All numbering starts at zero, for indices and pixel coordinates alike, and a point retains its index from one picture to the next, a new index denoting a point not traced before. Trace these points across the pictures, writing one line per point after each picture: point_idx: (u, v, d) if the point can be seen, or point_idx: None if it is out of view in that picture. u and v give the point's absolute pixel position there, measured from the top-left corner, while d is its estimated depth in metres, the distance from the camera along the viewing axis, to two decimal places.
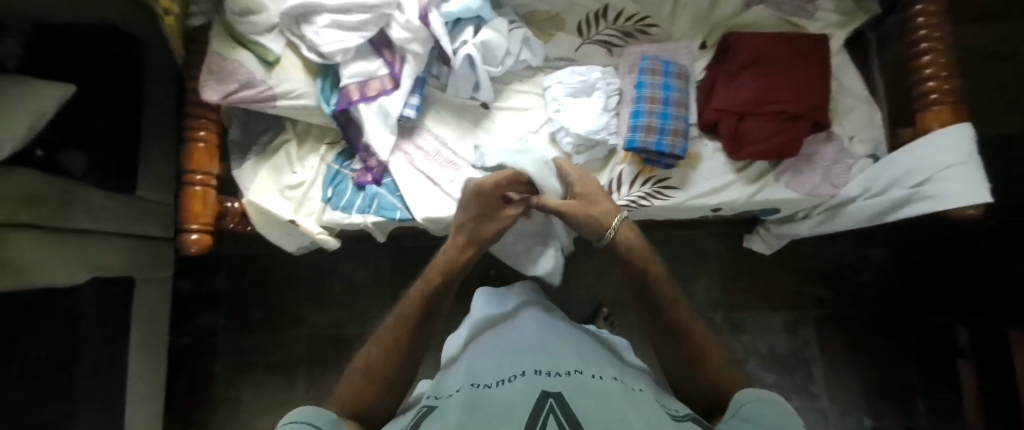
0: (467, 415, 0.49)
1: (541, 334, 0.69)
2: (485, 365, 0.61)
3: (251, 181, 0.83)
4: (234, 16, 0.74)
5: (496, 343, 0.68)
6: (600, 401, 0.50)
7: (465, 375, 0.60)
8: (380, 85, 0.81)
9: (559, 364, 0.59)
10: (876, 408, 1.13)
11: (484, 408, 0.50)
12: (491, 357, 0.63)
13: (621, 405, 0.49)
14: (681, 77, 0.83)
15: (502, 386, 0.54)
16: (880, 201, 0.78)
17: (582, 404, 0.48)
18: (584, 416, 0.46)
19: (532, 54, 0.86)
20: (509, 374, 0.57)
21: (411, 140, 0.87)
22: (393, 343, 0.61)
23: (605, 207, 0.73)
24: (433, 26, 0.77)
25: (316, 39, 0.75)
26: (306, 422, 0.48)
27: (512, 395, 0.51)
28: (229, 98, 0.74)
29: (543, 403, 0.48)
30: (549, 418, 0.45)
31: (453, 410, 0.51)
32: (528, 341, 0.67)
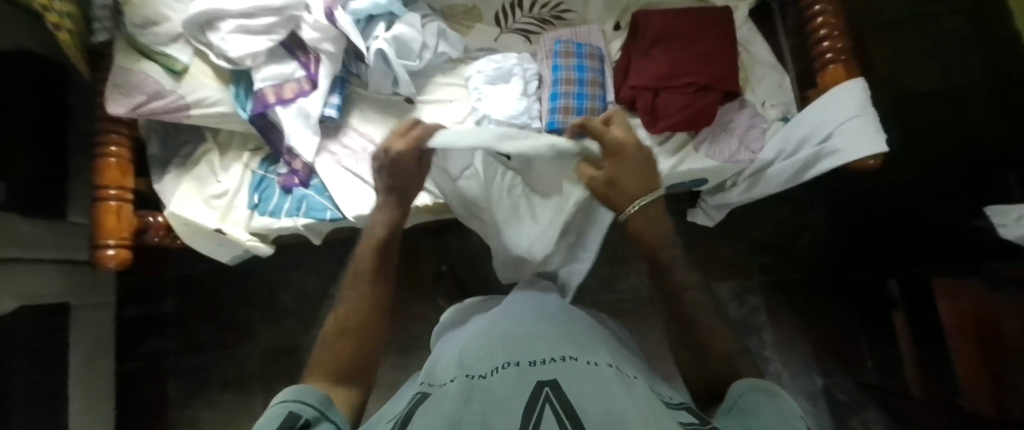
0: (458, 409, 0.39)
1: (543, 309, 0.60)
2: (479, 349, 0.51)
3: (173, 193, 0.81)
4: (134, 28, 0.73)
5: (495, 322, 0.58)
6: (604, 388, 0.41)
7: (456, 364, 0.50)
8: (296, 87, 0.81)
9: (561, 344, 0.50)
10: (827, 368, 1.15)
11: (480, 399, 0.41)
12: (487, 340, 0.53)
13: (631, 392, 0.41)
14: (594, 58, 0.88)
15: (498, 374, 0.44)
16: (794, 161, 0.79)
17: (583, 393, 0.40)
18: (586, 407, 0.37)
19: (450, 47, 0.88)
20: (505, 360, 0.47)
21: (337, 140, 0.87)
22: (348, 329, 0.54)
23: (638, 189, 0.57)
24: (341, 23, 0.79)
25: (222, 45, 0.75)
26: (301, 403, 0.42)
27: (505, 384, 0.42)
28: (138, 110, 0.73)
29: (539, 394, 0.39)
30: (544, 411, 0.37)
31: (445, 402, 0.42)
32: (528, 317, 0.57)
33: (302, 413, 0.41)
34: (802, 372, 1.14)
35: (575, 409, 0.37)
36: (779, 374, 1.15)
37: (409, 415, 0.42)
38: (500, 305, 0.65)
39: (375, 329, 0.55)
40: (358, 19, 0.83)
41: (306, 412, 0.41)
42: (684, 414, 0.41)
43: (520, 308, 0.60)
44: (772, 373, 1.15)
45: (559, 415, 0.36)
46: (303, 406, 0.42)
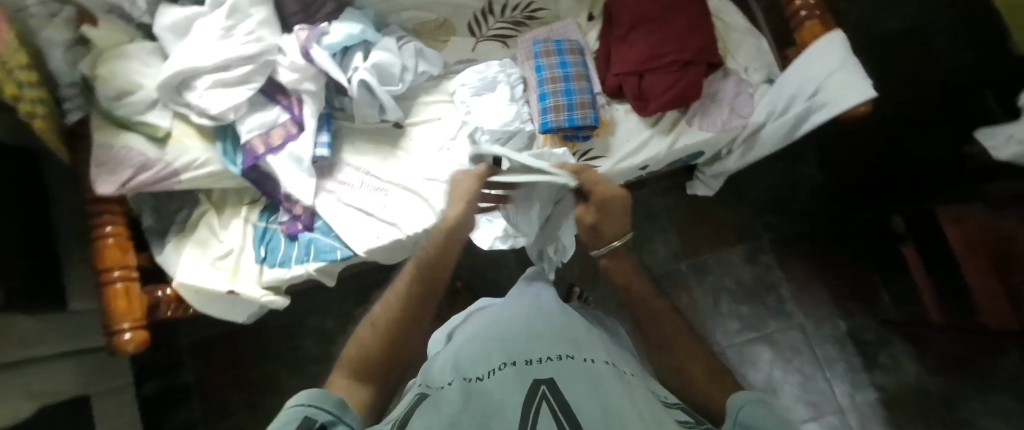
0: (458, 410, 0.38)
1: (540, 308, 0.59)
2: (473, 350, 0.49)
3: (175, 262, 0.78)
4: (109, 101, 0.71)
5: (491, 321, 0.57)
6: (597, 385, 0.40)
7: (451, 365, 0.48)
8: (283, 131, 0.80)
9: (560, 342, 0.49)
10: (849, 311, 1.16)
11: (482, 399, 0.39)
12: (480, 340, 0.51)
13: (630, 392, 0.40)
14: (575, 52, 0.88)
15: (498, 374, 0.42)
16: (785, 119, 0.81)
17: (584, 392, 0.38)
18: (585, 408, 0.36)
19: (430, 64, 0.88)
20: (501, 360, 0.45)
21: (333, 177, 0.85)
22: (382, 327, 0.53)
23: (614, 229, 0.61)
24: (317, 60, 0.78)
25: (200, 103, 0.73)
26: (316, 407, 0.39)
27: (502, 384, 0.40)
28: (127, 185, 0.71)
29: (537, 391, 0.38)
30: (541, 406, 0.36)
31: (444, 404, 0.40)
32: (523, 319, 0.55)
33: (317, 418, 0.38)
34: (824, 321, 1.16)
35: (574, 408, 0.36)
36: (804, 326, 1.16)
37: (407, 415, 0.40)
38: (500, 304, 0.64)
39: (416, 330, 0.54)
40: (334, 53, 0.82)
41: (323, 415, 0.39)
42: (679, 412, 0.40)
43: (520, 311, 0.59)
44: (797, 327, 1.16)
45: (558, 413, 0.35)
46: (318, 410, 0.39)
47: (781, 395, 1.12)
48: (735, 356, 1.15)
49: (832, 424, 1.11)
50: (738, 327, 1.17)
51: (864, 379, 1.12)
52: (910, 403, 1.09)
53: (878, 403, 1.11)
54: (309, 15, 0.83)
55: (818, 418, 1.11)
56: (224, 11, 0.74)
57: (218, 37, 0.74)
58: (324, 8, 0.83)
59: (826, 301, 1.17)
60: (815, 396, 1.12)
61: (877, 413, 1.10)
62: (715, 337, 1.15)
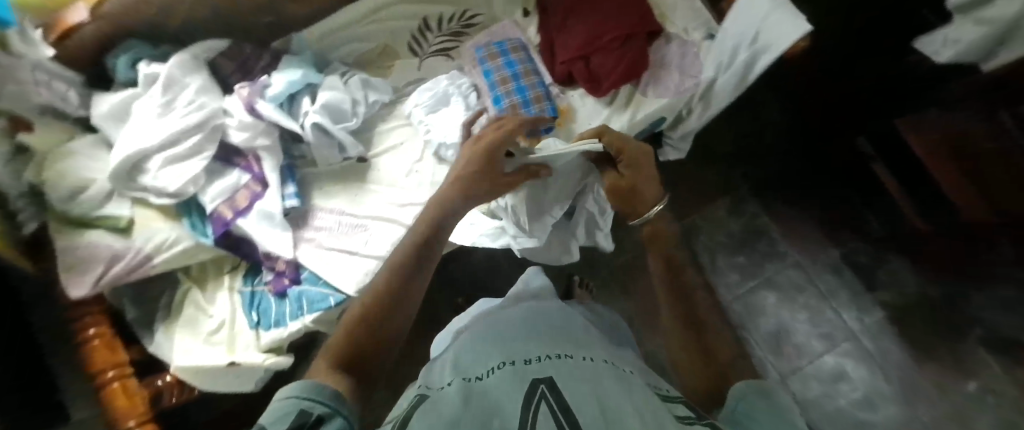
0: (458, 406, 0.37)
1: (535, 315, 0.57)
2: (472, 354, 0.48)
3: (169, 347, 0.77)
4: (64, 203, 0.69)
5: (486, 329, 0.54)
6: (595, 384, 0.39)
7: (451, 368, 0.47)
8: (248, 192, 0.78)
9: (558, 344, 0.48)
10: (838, 238, 1.19)
11: (482, 398, 0.38)
12: (480, 343, 0.51)
13: (629, 389, 0.39)
14: (518, 50, 0.89)
15: (498, 376, 0.41)
16: (733, 69, 0.81)
17: (583, 391, 0.37)
18: (583, 405, 0.35)
19: (379, 92, 0.87)
20: (501, 361, 0.44)
21: (309, 225, 0.84)
22: (370, 308, 0.46)
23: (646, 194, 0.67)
24: (266, 114, 0.78)
25: (157, 183, 0.72)
26: (310, 399, 0.34)
27: (501, 385, 0.40)
28: (101, 283, 0.69)
29: (536, 390, 0.37)
30: (540, 405, 0.35)
31: (445, 401, 0.38)
32: (518, 321, 0.55)
33: (313, 411, 0.33)
34: (816, 252, 1.19)
35: (573, 405, 0.35)
36: (800, 263, 1.19)
37: (409, 412, 0.38)
38: (495, 312, 0.60)
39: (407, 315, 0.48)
40: (281, 103, 0.81)
41: (318, 408, 0.34)
42: (681, 406, 0.38)
43: (517, 314, 0.58)
44: (793, 264, 1.19)
45: (556, 411, 0.34)
46: (312, 403, 0.34)
47: (792, 333, 1.15)
48: (741, 306, 1.17)
49: (848, 350, 1.13)
50: (738, 278, 1.19)
51: (867, 300, 1.15)
52: (916, 312, 1.12)
53: (886, 319, 1.13)
54: (247, 72, 0.82)
55: (832, 348, 1.13)
56: (157, 87, 0.73)
57: (157, 115, 0.73)
58: (261, 60, 0.83)
59: (815, 233, 1.20)
60: (825, 327, 1.15)
61: (887, 330, 1.13)
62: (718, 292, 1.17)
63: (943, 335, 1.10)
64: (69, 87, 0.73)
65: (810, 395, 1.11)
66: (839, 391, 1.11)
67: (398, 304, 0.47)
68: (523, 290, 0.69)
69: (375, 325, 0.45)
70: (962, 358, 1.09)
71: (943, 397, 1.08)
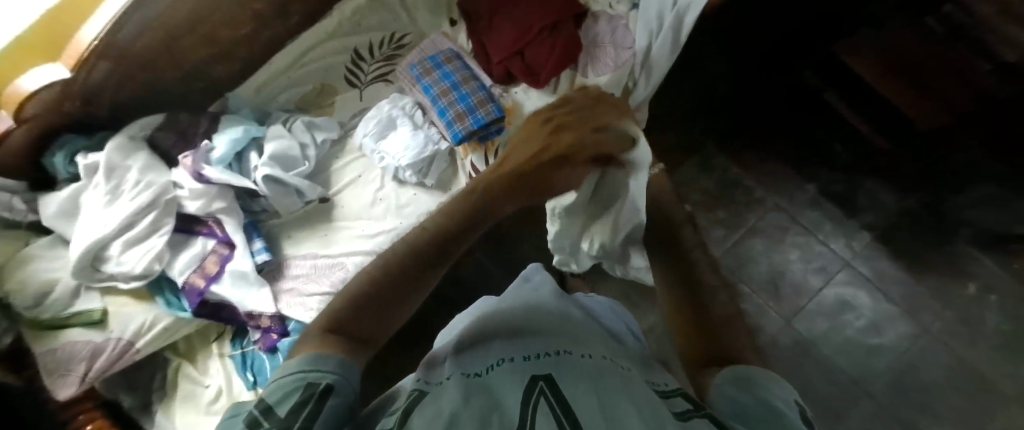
0: (458, 398, 0.32)
1: (536, 314, 0.53)
2: (477, 349, 0.44)
3: (172, 426, 0.76)
4: (30, 310, 0.68)
5: (489, 327, 0.51)
6: (596, 379, 0.35)
7: (451, 363, 0.42)
8: (216, 257, 0.78)
9: (560, 342, 0.45)
10: (812, 171, 1.19)
11: (484, 392, 0.34)
12: (481, 340, 0.46)
13: (631, 385, 0.36)
14: (451, 59, 0.90)
15: (499, 372, 0.37)
16: (665, 33, 0.82)
17: (584, 386, 0.34)
18: (582, 400, 0.31)
19: (325, 131, 0.88)
20: (502, 359, 0.41)
21: (286, 275, 0.84)
22: (373, 285, 0.46)
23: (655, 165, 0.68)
24: (214, 177, 0.78)
25: (122, 268, 0.72)
26: (319, 370, 0.35)
27: (501, 383, 0.36)
28: (88, 377, 0.69)
29: (535, 388, 0.34)
30: (539, 402, 0.32)
31: (442, 395, 0.34)
32: (521, 321, 0.51)
33: (321, 381, 0.34)
34: (794, 190, 1.19)
35: (572, 401, 0.31)
36: (780, 204, 1.19)
37: (410, 405, 0.34)
38: (497, 311, 0.56)
39: (409, 306, 0.48)
40: (229, 164, 0.82)
41: (326, 378, 0.34)
42: (680, 403, 0.35)
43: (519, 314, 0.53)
44: (773, 207, 1.19)
45: (556, 407, 0.31)
46: (319, 373, 0.34)
47: (789, 275, 1.15)
48: (733, 259, 1.17)
49: (846, 279, 1.13)
50: (723, 232, 1.19)
51: (853, 226, 1.15)
52: (900, 227, 1.13)
53: (874, 241, 1.14)
54: (188, 141, 0.83)
55: (831, 280, 1.14)
56: (100, 175, 0.73)
57: (105, 204, 0.73)
58: (199, 127, 0.84)
59: (788, 172, 1.20)
60: (819, 262, 1.15)
61: (879, 251, 1.14)
62: None
63: (932, 243, 1.12)
64: (12, 195, 0.73)
65: (819, 331, 1.11)
66: (846, 321, 1.11)
67: (403, 295, 0.47)
68: (522, 287, 0.65)
69: (376, 309, 0.45)
70: (957, 260, 1.10)
71: (946, 304, 1.09)
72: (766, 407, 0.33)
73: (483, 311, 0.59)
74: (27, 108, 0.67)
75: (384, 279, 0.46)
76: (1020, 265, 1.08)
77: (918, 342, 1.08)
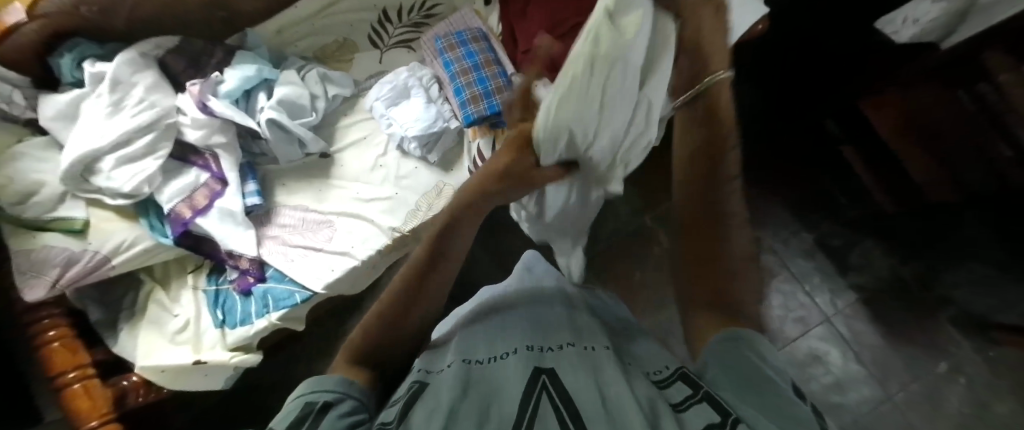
0: (459, 392, 0.36)
1: (537, 303, 0.55)
2: (479, 335, 0.48)
3: (134, 348, 0.76)
4: (16, 207, 0.69)
5: (491, 313, 0.53)
6: (592, 373, 0.39)
7: (452, 350, 0.46)
8: (208, 191, 0.78)
9: (558, 332, 0.47)
10: (812, 221, 1.19)
11: (485, 385, 0.38)
12: (484, 327, 0.50)
13: (629, 380, 0.39)
14: (478, 40, 0.88)
15: (499, 364, 0.41)
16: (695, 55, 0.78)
17: (583, 380, 0.37)
18: (583, 397, 0.35)
19: (339, 86, 0.88)
20: (505, 349, 0.44)
21: (274, 222, 0.84)
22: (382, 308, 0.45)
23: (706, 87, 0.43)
24: (218, 111, 0.77)
25: (111, 184, 0.71)
26: (317, 391, 0.37)
27: (503, 376, 0.39)
28: (58, 285, 0.68)
29: (537, 382, 0.38)
30: (541, 398, 0.36)
31: (444, 386, 0.38)
32: (523, 308, 0.53)
33: (319, 400, 0.36)
34: (791, 236, 1.19)
35: (573, 396, 0.36)
36: (773, 248, 1.19)
37: (411, 397, 0.38)
38: (497, 298, 0.57)
39: (428, 306, 0.47)
40: (236, 100, 0.82)
41: (325, 395, 0.36)
42: (676, 391, 0.38)
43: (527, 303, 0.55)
44: (767, 250, 1.19)
45: (557, 404, 0.35)
46: (319, 393, 0.37)
47: (767, 319, 1.16)
48: None
49: (822, 334, 1.14)
50: None
51: (841, 283, 1.16)
52: (886, 295, 1.14)
53: (859, 302, 1.14)
54: (199, 69, 0.83)
55: (807, 332, 1.14)
56: (105, 86, 0.73)
57: (106, 115, 0.72)
58: (212, 58, 0.84)
59: (788, 217, 1.20)
60: (800, 312, 1.16)
61: (861, 312, 1.14)
62: None
63: (915, 315, 1.12)
64: (13, 88, 0.73)
65: None
66: (813, 374, 1.12)
67: (414, 305, 0.45)
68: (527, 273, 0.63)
69: (394, 325, 0.45)
70: (936, 337, 1.10)
71: (915, 377, 1.09)
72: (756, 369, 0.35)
73: (483, 298, 0.60)
74: (40, 7, 0.69)
75: (391, 304, 0.45)
76: (995, 353, 1.07)
77: (880, 408, 1.08)
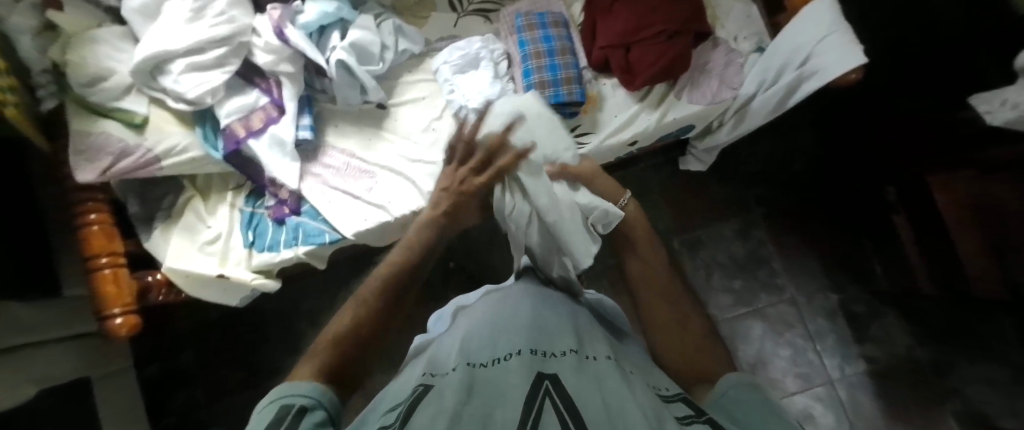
0: (461, 397, 0.37)
1: (546, 310, 0.54)
2: (484, 338, 0.49)
3: (165, 248, 0.78)
4: (82, 88, 0.70)
5: (496, 315, 0.54)
6: (597, 383, 0.39)
7: (457, 351, 0.47)
8: (263, 115, 0.79)
9: (559, 338, 0.48)
10: (838, 282, 1.18)
11: (488, 387, 0.39)
12: (488, 329, 0.50)
13: (631, 388, 0.39)
14: (558, 25, 0.87)
15: (502, 366, 0.42)
16: (774, 91, 0.79)
17: (586, 387, 0.38)
18: (588, 404, 0.35)
19: (410, 42, 0.87)
20: (508, 350, 0.45)
21: (318, 161, 0.84)
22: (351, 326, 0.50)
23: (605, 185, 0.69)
24: (293, 40, 0.78)
25: (177, 87, 0.72)
26: (297, 395, 0.40)
27: (505, 378, 0.40)
28: (107, 173, 0.70)
29: (540, 388, 0.38)
30: (546, 404, 0.36)
31: (447, 389, 0.39)
32: (527, 310, 0.54)
33: (296, 403, 0.39)
34: (815, 292, 1.18)
35: (576, 403, 0.36)
36: (794, 299, 1.18)
37: (414, 400, 0.39)
38: (498, 296, 0.60)
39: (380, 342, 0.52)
40: (310, 33, 0.82)
41: (299, 400, 0.40)
42: (680, 407, 0.39)
43: (524, 300, 0.57)
44: (787, 300, 1.19)
45: (560, 409, 0.35)
46: (299, 396, 0.40)
47: (771, 367, 1.15)
48: (727, 330, 1.17)
49: (821, 394, 1.13)
50: (731, 301, 1.19)
51: (853, 350, 1.15)
52: (896, 371, 1.12)
53: (866, 372, 1.13)
54: None
55: (807, 389, 1.13)
56: None
57: (187, 20, 0.73)
58: None
59: (817, 274, 1.19)
60: (806, 368, 1.15)
61: (865, 384, 1.13)
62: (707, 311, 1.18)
63: (918, 398, 1.11)
64: None
65: None
66: None
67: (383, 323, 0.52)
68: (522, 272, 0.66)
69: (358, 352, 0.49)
70: (933, 425, 1.09)
71: None
72: (769, 411, 0.39)
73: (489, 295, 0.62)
74: None
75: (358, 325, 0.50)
76: None
77: None
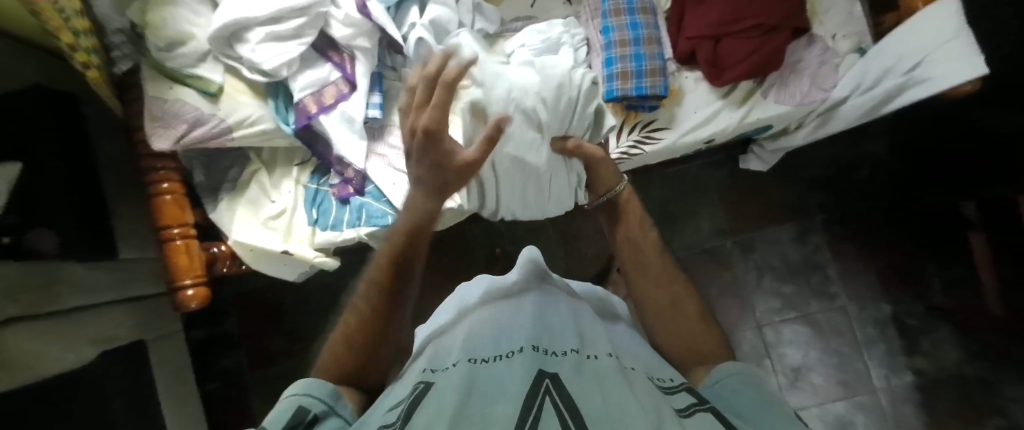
0: (460, 396, 0.35)
1: (545, 308, 0.52)
2: (485, 334, 0.47)
3: (230, 220, 0.78)
4: (160, 52, 0.69)
5: (497, 314, 0.52)
6: (599, 377, 0.37)
7: (459, 349, 0.45)
8: (335, 90, 0.76)
9: (562, 335, 0.45)
10: (893, 295, 1.14)
11: (488, 384, 0.37)
12: (491, 327, 0.48)
13: (634, 385, 0.37)
14: (646, 12, 0.82)
15: (502, 363, 0.40)
16: (871, 97, 0.75)
17: (588, 385, 0.35)
18: (588, 401, 0.33)
19: (487, 21, 0.84)
20: (511, 347, 0.42)
21: (383, 140, 0.82)
22: (368, 309, 0.52)
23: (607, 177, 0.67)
24: (375, 15, 0.75)
25: (253, 57, 0.70)
26: (312, 397, 0.42)
27: (506, 374, 0.38)
28: (181, 142, 0.71)
29: (538, 385, 0.35)
30: (545, 401, 0.33)
31: (448, 387, 0.37)
32: (531, 307, 0.51)
33: (311, 408, 0.41)
34: (868, 303, 1.15)
35: (576, 400, 0.33)
36: (846, 309, 1.15)
37: (416, 400, 0.37)
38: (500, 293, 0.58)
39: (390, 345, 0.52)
40: (389, 7, 0.80)
41: (315, 406, 0.42)
42: (682, 399, 0.38)
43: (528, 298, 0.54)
44: (838, 309, 1.16)
45: (559, 406, 0.32)
46: (312, 400, 0.42)
47: (813, 374, 1.13)
48: (772, 334, 1.15)
49: (863, 404, 1.11)
50: (779, 306, 1.17)
51: (900, 363, 1.12)
52: (945, 389, 1.09)
53: (912, 386, 1.11)
54: None
55: (848, 398, 1.12)
56: None
57: None
58: None
59: (873, 284, 1.16)
60: (849, 377, 1.13)
61: (910, 398, 1.10)
62: (754, 313, 1.16)
63: None
64: None
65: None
66: None
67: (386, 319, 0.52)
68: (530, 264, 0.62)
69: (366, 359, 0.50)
70: None
71: None
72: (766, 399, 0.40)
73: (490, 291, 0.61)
74: None
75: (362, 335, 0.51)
76: None
77: None
